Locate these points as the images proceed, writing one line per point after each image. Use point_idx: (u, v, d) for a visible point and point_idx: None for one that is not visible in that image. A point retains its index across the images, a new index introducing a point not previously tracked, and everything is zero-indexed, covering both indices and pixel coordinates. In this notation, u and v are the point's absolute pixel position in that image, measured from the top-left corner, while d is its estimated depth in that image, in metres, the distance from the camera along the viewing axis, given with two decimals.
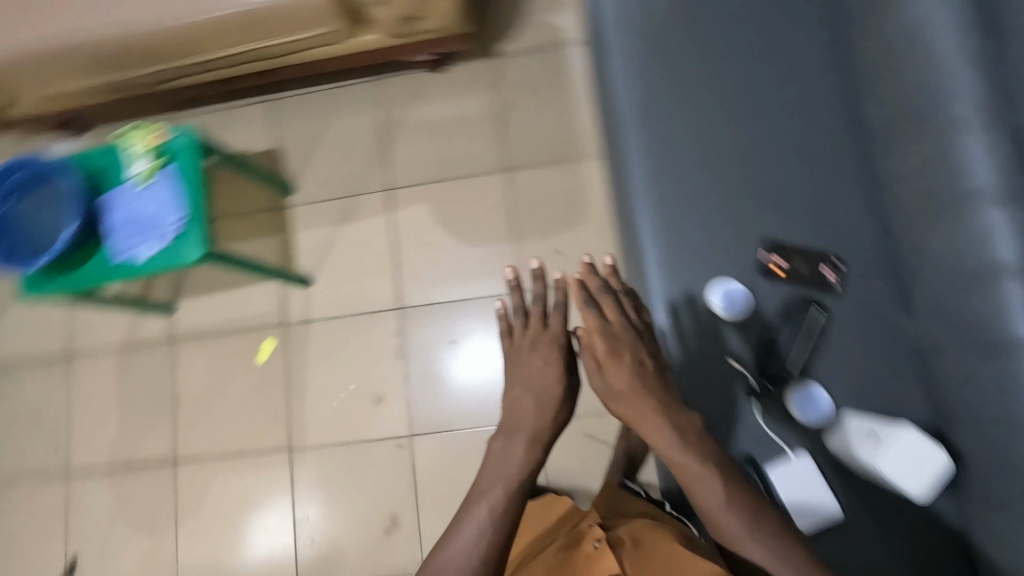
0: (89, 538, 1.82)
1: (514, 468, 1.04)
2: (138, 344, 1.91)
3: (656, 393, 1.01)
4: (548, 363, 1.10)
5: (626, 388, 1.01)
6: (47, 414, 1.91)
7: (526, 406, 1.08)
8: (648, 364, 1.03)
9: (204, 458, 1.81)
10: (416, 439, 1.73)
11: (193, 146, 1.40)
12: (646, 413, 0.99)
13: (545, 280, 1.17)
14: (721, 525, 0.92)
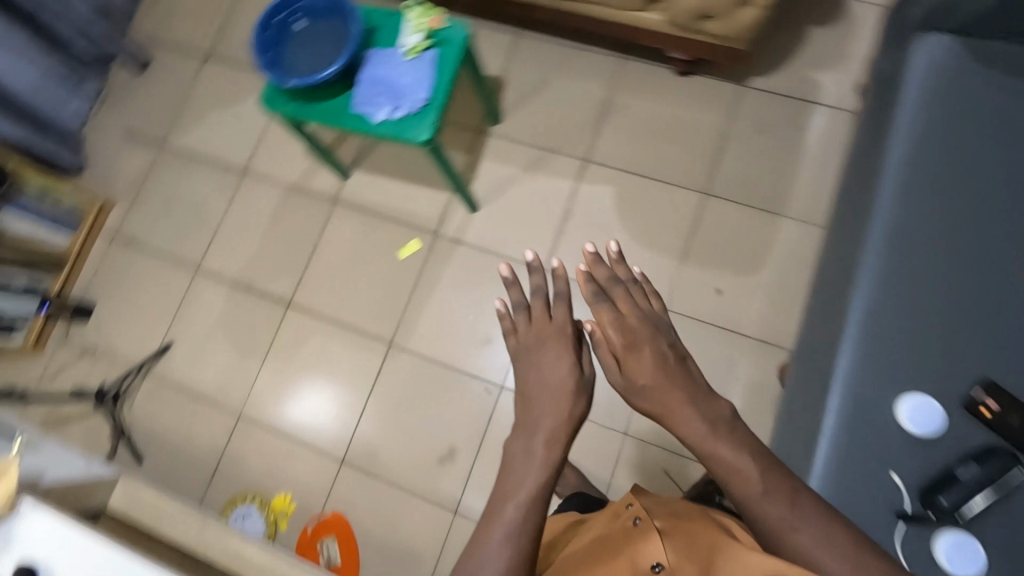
0: (189, 332, 1.97)
1: (533, 468, 0.93)
2: (304, 190, 2.03)
3: (674, 374, 0.91)
4: (563, 364, 1.02)
5: (645, 370, 0.92)
6: (205, 211, 2.07)
7: (545, 399, 0.99)
8: (666, 350, 0.94)
9: (314, 314, 1.91)
10: (505, 390, 1.74)
11: (461, 43, 1.47)
12: (668, 398, 0.89)
13: (545, 272, 1.13)
14: (772, 529, 0.78)
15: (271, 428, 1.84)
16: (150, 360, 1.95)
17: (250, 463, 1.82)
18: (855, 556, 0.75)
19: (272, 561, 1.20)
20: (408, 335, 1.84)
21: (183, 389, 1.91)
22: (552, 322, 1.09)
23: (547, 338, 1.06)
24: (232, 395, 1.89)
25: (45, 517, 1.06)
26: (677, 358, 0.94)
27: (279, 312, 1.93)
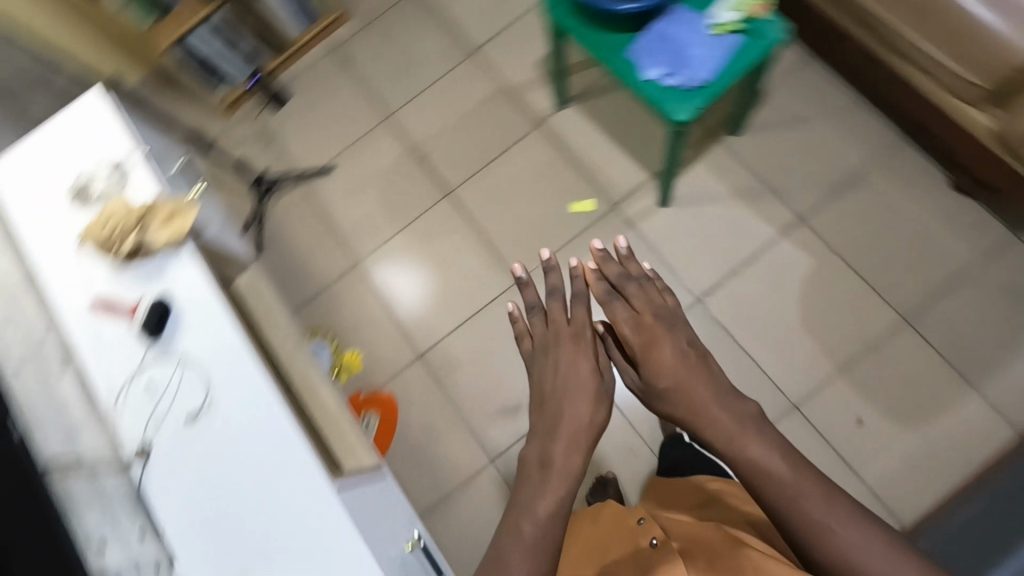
0: (353, 168, 2.02)
1: (566, 463, 1.07)
2: (517, 98, 1.98)
3: (696, 374, 1.13)
4: (585, 368, 1.18)
5: (669, 368, 1.15)
6: (422, 68, 2.08)
7: (580, 390, 1.15)
8: (685, 349, 1.18)
9: (465, 215, 1.90)
10: None
11: (771, 43, 1.33)
12: (691, 394, 1.10)
13: (558, 273, 1.31)
14: (798, 526, 0.94)
15: (375, 291, 1.88)
16: (309, 173, 2.02)
17: (343, 310, 1.88)
18: (873, 560, 0.90)
19: (341, 414, 1.23)
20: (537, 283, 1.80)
21: (322, 214, 1.98)
22: (571, 323, 1.25)
23: (569, 337, 1.23)
24: (359, 243, 1.94)
25: (198, 268, 1.13)
26: (695, 361, 1.15)
27: (436, 195, 1.94)
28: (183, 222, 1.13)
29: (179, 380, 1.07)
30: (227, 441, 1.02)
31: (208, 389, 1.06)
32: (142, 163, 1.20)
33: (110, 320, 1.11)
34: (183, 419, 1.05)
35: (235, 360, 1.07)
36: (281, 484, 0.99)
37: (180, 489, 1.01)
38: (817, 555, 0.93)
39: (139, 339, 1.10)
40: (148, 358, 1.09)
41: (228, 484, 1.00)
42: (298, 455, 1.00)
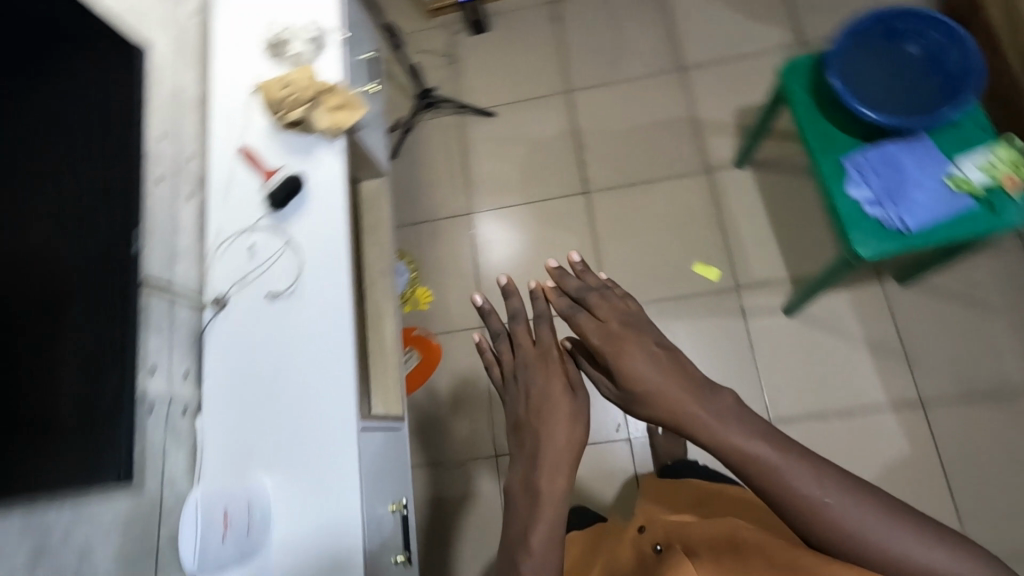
0: (513, 124, 1.99)
1: (545, 492, 0.83)
2: (700, 136, 1.87)
3: (672, 371, 0.85)
4: (557, 386, 0.93)
5: (646, 374, 0.85)
6: (625, 62, 1.99)
7: (562, 407, 0.91)
8: (655, 349, 0.88)
9: (591, 221, 1.84)
10: (623, 445, 1.61)
11: (1004, 226, 1.14)
12: (671, 395, 0.82)
13: (517, 296, 1.06)
14: (784, 498, 0.70)
15: (474, 246, 1.88)
16: (471, 109, 2.01)
17: (438, 249, 1.90)
18: (876, 533, 0.67)
19: (391, 355, 1.25)
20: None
21: (464, 152, 1.98)
22: (534, 346, 1.01)
23: (535, 360, 0.98)
24: (482, 196, 1.93)
25: (340, 164, 1.15)
26: (671, 354, 0.88)
27: (574, 188, 1.88)
28: (347, 117, 1.16)
29: (276, 256, 1.11)
30: (289, 334, 1.06)
31: (296, 278, 1.09)
32: (338, 45, 1.22)
33: (249, 172, 1.17)
34: (264, 292, 1.09)
35: (331, 266, 1.09)
36: (314, 398, 1.02)
37: (234, 353, 1.06)
38: (807, 528, 0.69)
39: (263, 202, 1.14)
40: (262, 222, 1.13)
41: (273, 371, 1.04)
42: (341, 381, 1.02)
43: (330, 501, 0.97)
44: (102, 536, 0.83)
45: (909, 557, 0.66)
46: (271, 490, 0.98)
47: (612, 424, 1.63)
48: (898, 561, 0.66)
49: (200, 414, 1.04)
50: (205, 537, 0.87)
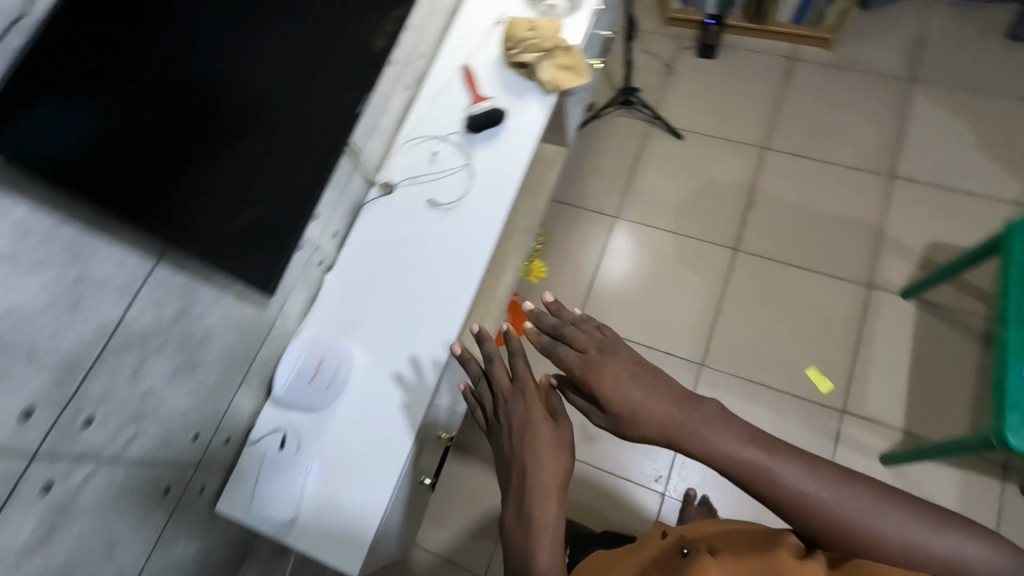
0: (695, 154, 1.95)
1: (536, 522, 0.75)
2: (877, 248, 1.74)
3: (654, 382, 0.73)
4: (540, 424, 0.82)
5: (629, 395, 0.73)
6: (833, 145, 1.89)
7: (551, 446, 0.81)
8: (636, 366, 0.76)
9: (725, 278, 1.78)
10: (654, 497, 1.57)
11: None
12: (656, 407, 0.71)
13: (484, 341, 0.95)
14: (778, 497, 0.63)
15: (603, 247, 1.88)
16: (660, 124, 2.01)
17: (571, 234, 1.92)
18: (876, 519, 0.60)
19: (497, 305, 1.29)
20: (710, 384, 1.66)
21: (636, 159, 1.98)
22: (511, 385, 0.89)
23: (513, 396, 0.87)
24: (633, 206, 1.92)
25: (542, 117, 1.19)
26: (651, 370, 0.75)
27: (723, 242, 1.82)
28: (569, 80, 1.20)
29: (453, 172, 1.17)
30: (432, 243, 1.12)
31: (460, 198, 1.15)
32: (590, 13, 1.26)
33: (463, 89, 1.23)
34: (428, 197, 1.16)
35: (494, 202, 1.14)
36: (428, 308, 1.08)
37: (381, 235, 1.14)
38: (804, 519, 0.62)
39: (463, 120, 1.21)
40: (454, 137, 1.20)
41: (405, 267, 1.11)
42: (457, 305, 1.07)
43: (402, 399, 1.03)
44: (228, 330, 0.93)
45: (927, 545, 0.58)
46: (358, 363, 1.06)
47: (651, 472, 1.60)
48: (906, 550, 0.59)
49: (332, 270, 1.12)
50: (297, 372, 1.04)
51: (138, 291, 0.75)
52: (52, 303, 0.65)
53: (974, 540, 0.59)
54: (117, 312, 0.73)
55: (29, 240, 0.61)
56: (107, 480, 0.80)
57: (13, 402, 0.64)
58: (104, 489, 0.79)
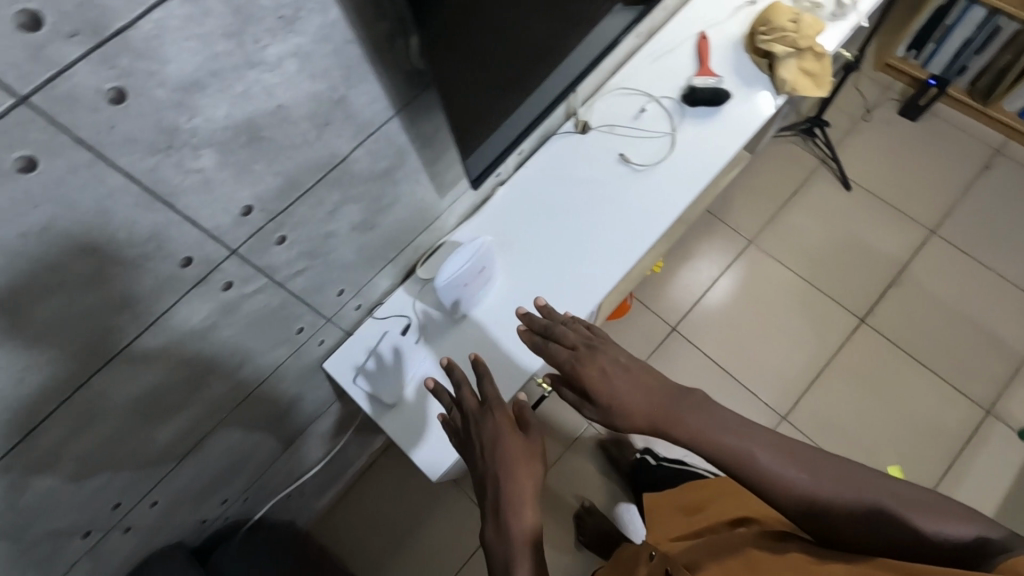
0: (856, 209, 1.82)
1: (511, 537, 0.73)
2: (1010, 376, 1.62)
3: (640, 368, 0.75)
4: (513, 436, 0.80)
5: (620, 382, 0.73)
6: (1006, 255, 1.75)
7: (526, 452, 0.79)
8: (621, 358, 0.76)
9: (841, 344, 1.68)
10: None
11: None
12: (644, 393, 0.73)
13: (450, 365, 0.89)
14: (773, 487, 0.66)
15: (727, 265, 1.79)
16: (835, 169, 1.86)
17: (699, 241, 1.82)
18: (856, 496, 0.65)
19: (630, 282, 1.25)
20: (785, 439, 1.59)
21: (795, 193, 1.85)
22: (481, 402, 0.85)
23: (484, 411, 0.83)
24: (772, 238, 1.81)
25: (764, 116, 1.12)
26: (636, 359, 0.77)
27: (853, 309, 1.72)
28: (806, 89, 1.12)
29: (654, 136, 1.12)
30: (610, 197, 1.08)
31: (654, 164, 1.10)
32: (852, 27, 1.16)
33: (693, 57, 1.16)
34: (620, 152, 1.11)
35: (684, 182, 1.08)
36: (585, 258, 1.04)
37: (561, 170, 1.10)
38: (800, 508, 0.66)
39: (683, 88, 1.14)
40: (667, 101, 1.14)
41: (575, 211, 1.07)
42: (615, 268, 1.03)
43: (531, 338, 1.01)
44: (410, 205, 0.91)
45: (912, 522, 0.62)
46: (499, 284, 1.04)
47: None
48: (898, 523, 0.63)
49: (504, 185, 1.10)
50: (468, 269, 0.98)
51: (370, 136, 0.73)
52: (310, 115, 0.64)
53: (963, 521, 0.61)
54: (348, 149, 0.72)
55: (325, 45, 0.59)
56: (267, 302, 0.80)
57: (243, 196, 0.64)
58: (262, 308, 0.80)
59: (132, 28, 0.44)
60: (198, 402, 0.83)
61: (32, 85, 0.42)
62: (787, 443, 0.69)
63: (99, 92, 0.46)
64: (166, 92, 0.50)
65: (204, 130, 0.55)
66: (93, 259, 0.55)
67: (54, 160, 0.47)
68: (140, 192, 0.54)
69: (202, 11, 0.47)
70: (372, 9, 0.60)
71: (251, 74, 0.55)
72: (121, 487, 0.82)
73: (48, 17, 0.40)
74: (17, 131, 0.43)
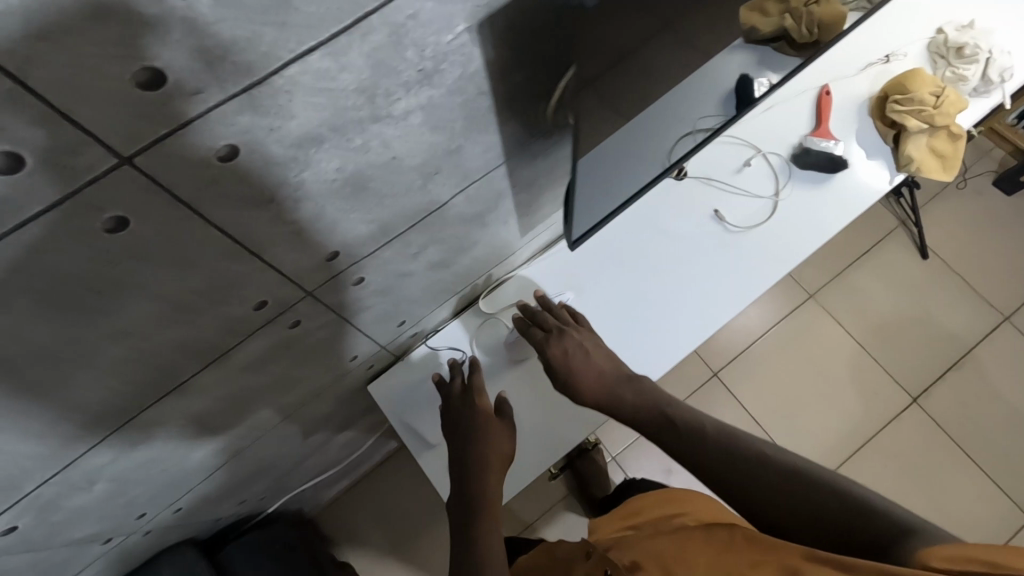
0: (929, 281, 1.69)
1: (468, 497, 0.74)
2: None
3: (606, 354, 0.81)
4: (493, 415, 0.83)
5: (584, 362, 0.79)
6: None
7: (502, 433, 0.82)
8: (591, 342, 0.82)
9: (888, 422, 1.57)
10: None
11: None
12: (602, 373, 0.78)
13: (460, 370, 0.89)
14: (716, 469, 0.63)
15: (783, 316, 1.65)
16: (914, 235, 1.73)
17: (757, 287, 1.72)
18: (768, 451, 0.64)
19: None
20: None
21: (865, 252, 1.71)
22: (469, 384, 0.87)
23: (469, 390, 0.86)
24: (833, 297, 1.68)
25: (876, 194, 1.03)
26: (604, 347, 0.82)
27: (905, 386, 1.60)
28: (932, 170, 1.02)
29: (755, 196, 1.02)
30: (695, 256, 0.99)
31: (750, 227, 1.01)
32: (990, 108, 1.06)
33: (811, 114, 1.06)
34: (715, 207, 1.02)
35: (778, 256, 1.00)
36: (657, 321, 0.97)
37: (647, 218, 1.02)
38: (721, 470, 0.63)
39: (795, 148, 1.04)
40: (774, 159, 1.04)
41: (656, 266, 0.99)
42: (689, 338, 0.96)
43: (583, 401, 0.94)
44: (490, 244, 0.83)
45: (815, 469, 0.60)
46: None
47: None
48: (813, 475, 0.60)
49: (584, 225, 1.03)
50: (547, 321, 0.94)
51: (474, 183, 0.65)
52: (421, 165, 0.56)
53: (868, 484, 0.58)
54: (448, 196, 0.64)
55: (457, 97, 0.51)
56: (328, 334, 0.73)
57: (332, 243, 0.57)
58: (323, 341, 0.74)
59: (262, 85, 0.37)
60: (239, 423, 0.77)
61: (139, 144, 0.35)
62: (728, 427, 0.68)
63: (210, 149, 0.38)
64: (282, 148, 0.42)
65: (310, 183, 0.47)
66: (168, 308, 0.49)
67: (148, 218, 0.40)
68: (231, 244, 0.47)
69: (342, 66, 0.40)
70: (516, 61, 0.52)
71: (374, 128, 0.47)
72: (149, 498, 0.77)
73: (173, 74, 0.32)
74: (113, 190, 0.36)
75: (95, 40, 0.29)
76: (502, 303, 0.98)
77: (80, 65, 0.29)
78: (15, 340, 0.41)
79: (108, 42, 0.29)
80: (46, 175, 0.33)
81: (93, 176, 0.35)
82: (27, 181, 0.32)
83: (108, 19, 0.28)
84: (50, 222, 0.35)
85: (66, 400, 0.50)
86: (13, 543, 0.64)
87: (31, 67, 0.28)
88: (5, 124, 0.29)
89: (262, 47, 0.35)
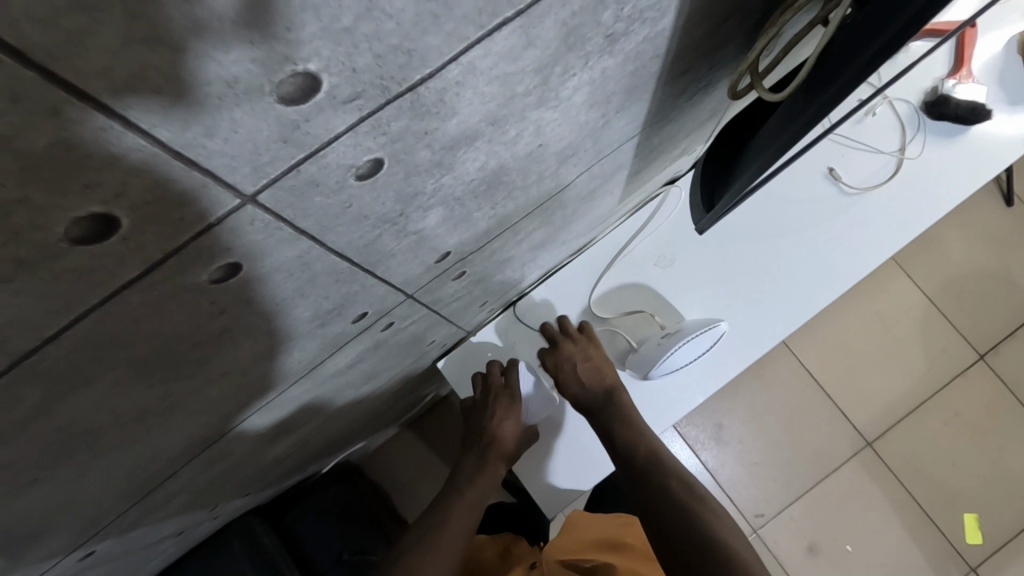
0: (1017, 233, 1.50)
1: (461, 501, 0.74)
2: None
3: (599, 366, 0.77)
4: (516, 422, 0.78)
5: (572, 380, 0.76)
6: None
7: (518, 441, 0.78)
8: (596, 358, 0.77)
9: (950, 378, 1.42)
10: (758, 531, 1.35)
11: None
12: (590, 392, 0.75)
13: (498, 377, 0.79)
14: (672, 536, 0.60)
15: None
16: (1002, 178, 1.50)
17: None
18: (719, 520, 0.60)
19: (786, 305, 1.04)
20: (848, 478, 1.38)
21: None
22: (503, 381, 0.78)
23: (502, 392, 0.77)
24: (909, 252, 1.49)
25: (1015, 145, 0.88)
26: (600, 359, 0.78)
27: (972, 341, 1.44)
28: None
29: (877, 152, 0.89)
30: (804, 222, 0.87)
31: (869, 187, 0.88)
32: None
33: (951, 52, 0.90)
34: (830, 165, 0.89)
35: (895, 223, 0.87)
36: (758, 292, 0.86)
37: None
38: (676, 525, 0.60)
39: (928, 94, 0.90)
40: (901, 106, 0.90)
41: (761, 234, 0.87)
42: (793, 314, 0.85)
43: (661, 390, 0.84)
44: (587, 218, 0.71)
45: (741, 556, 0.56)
46: (659, 298, 0.86)
47: (754, 506, 1.37)
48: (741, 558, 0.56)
49: (676, 183, 0.88)
50: (680, 362, 0.79)
51: (602, 159, 0.53)
52: (562, 149, 0.44)
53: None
54: (573, 176, 0.52)
55: (630, 65, 0.38)
56: (415, 328, 0.64)
57: (447, 244, 0.46)
58: (409, 334, 0.64)
59: (432, 78, 0.25)
60: (315, 420, 0.70)
61: (267, 177, 0.24)
62: (687, 478, 0.66)
63: (350, 168, 0.27)
64: (430, 153, 0.31)
65: (448, 188, 0.36)
66: (269, 344, 0.39)
67: (264, 258, 0.29)
68: (347, 267, 0.37)
69: (529, 41, 0.27)
70: (705, 13, 0.38)
71: (535, 114, 0.35)
72: (226, 491, 0.73)
73: (329, 79, 0.21)
74: (224, 237, 0.25)
75: (232, 41, 0.17)
76: (618, 308, 0.86)
77: (211, 82, 0.18)
78: (103, 411, 0.31)
79: (265, 36, 0.18)
80: (147, 234, 0.22)
81: (205, 226, 0.24)
82: (121, 244, 0.22)
83: (248, 7, 0.16)
84: (148, 286, 0.25)
85: (158, 445, 0.41)
86: (106, 551, 0.60)
87: (133, 95, 0.17)
88: (93, 179, 0.18)
89: (449, 25, 0.22)
